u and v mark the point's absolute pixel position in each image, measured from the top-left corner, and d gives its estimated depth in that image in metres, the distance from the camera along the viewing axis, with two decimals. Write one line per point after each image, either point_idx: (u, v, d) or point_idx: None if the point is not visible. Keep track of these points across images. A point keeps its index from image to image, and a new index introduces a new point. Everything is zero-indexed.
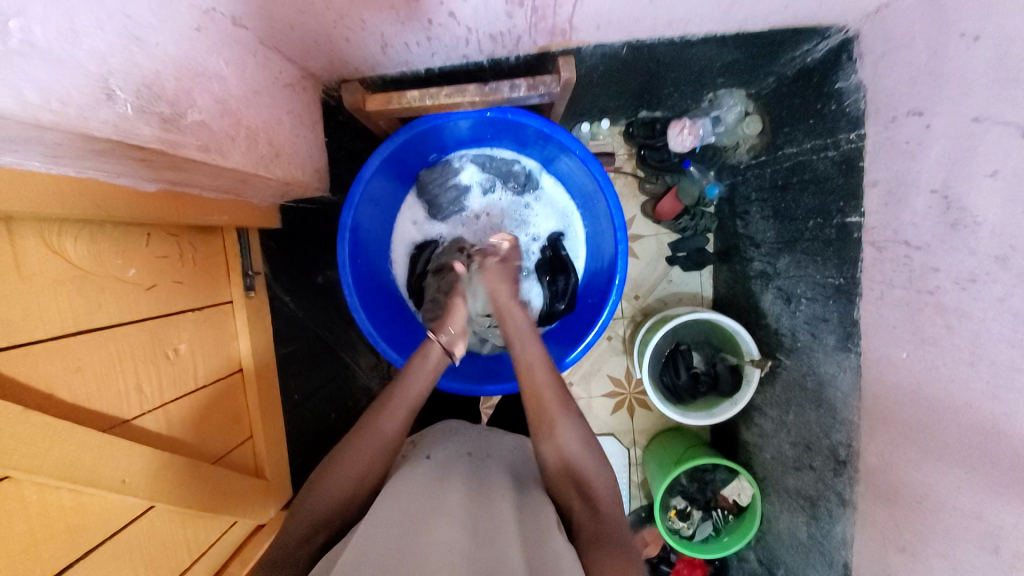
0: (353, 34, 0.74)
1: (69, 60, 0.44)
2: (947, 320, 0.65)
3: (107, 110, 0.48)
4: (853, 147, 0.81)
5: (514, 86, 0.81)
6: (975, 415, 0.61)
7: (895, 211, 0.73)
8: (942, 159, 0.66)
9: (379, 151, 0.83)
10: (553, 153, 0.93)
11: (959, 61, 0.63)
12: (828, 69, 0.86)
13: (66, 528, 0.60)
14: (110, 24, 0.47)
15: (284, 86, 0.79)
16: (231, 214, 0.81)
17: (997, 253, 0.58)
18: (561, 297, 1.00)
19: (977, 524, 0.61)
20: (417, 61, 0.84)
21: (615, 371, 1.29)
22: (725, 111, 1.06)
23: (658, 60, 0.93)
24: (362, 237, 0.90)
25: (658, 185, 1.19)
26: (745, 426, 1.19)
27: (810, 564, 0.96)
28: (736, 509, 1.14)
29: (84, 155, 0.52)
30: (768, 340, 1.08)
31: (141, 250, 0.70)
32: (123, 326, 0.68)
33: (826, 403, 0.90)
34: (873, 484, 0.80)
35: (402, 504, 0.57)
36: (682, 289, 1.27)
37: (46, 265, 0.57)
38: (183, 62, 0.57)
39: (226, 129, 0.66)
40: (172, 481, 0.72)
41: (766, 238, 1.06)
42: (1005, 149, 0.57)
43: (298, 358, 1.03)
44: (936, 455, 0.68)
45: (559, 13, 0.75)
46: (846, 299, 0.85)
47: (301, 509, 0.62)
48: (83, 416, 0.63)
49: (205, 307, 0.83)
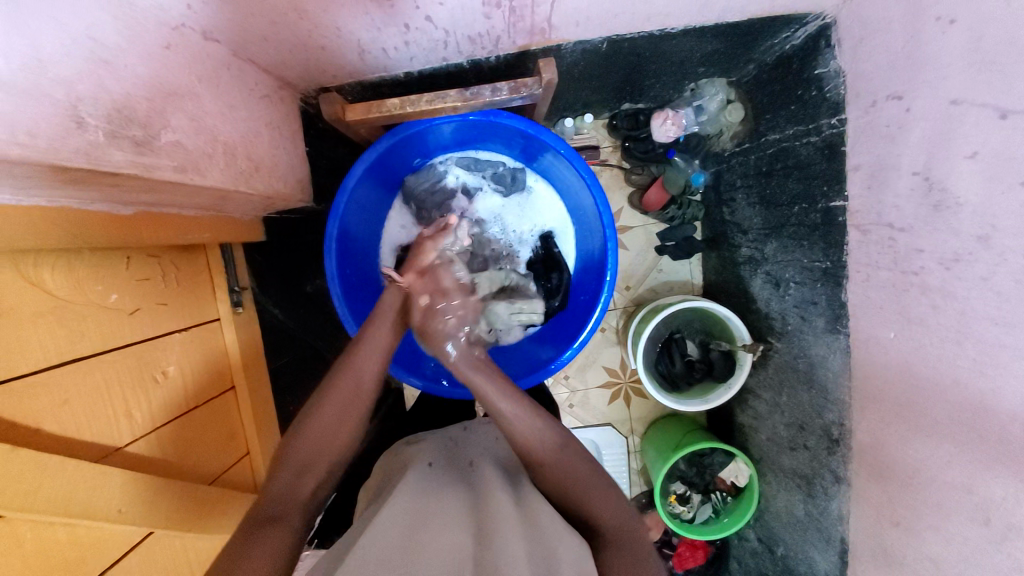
0: (328, 42, 0.73)
1: (35, 91, 0.42)
2: (932, 301, 0.66)
3: (77, 138, 0.47)
4: (835, 132, 0.82)
5: (495, 89, 0.80)
6: (963, 393, 0.62)
7: (879, 194, 0.74)
8: (922, 141, 0.66)
9: (362, 159, 0.82)
10: (537, 151, 0.92)
11: (936, 44, 0.63)
12: (807, 54, 0.86)
13: (65, 561, 0.60)
14: (74, 49, 0.45)
15: (260, 98, 0.77)
16: (213, 231, 0.80)
17: (978, 232, 0.58)
18: (555, 294, 1.00)
19: (968, 496, 0.62)
20: (395, 65, 0.82)
21: (610, 362, 1.30)
22: (708, 100, 1.06)
23: (638, 53, 0.92)
24: (349, 244, 0.89)
25: (645, 175, 1.19)
26: (740, 410, 1.20)
27: (808, 542, 0.99)
28: (735, 491, 1.17)
29: (57, 185, 0.50)
30: (759, 324, 1.09)
31: (121, 273, 0.69)
32: (108, 353, 0.66)
33: (818, 385, 0.92)
34: (867, 462, 0.81)
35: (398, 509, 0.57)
36: (672, 277, 1.27)
37: (25, 297, 0.56)
38: (154, 81, 0.56)
39: (203, 147, 0.64)
40: (168, 505, 0.71)
41: (753, 224, 1.07)
42: (983, 131, 0.57)
43: (291, 370, 1.02)
44: (925, 432, 0.69)
45: (538, 13, 0.74)
46: (833, 282, 0.86)
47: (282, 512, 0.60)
48: (76, 448, 0.62)
49: (192, 326, 0.82)
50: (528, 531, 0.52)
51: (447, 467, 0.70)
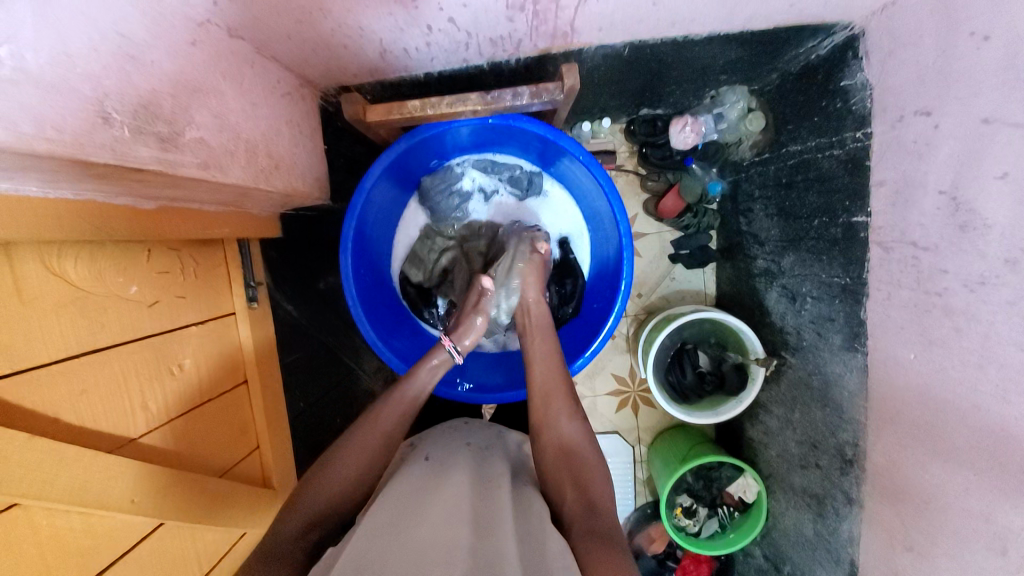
0: (351, 41, 0.73)
1: (64, 86, 0.43)
2: (955, 323, 0.65)
3: (103, 133, 0.47)
4: (859, 145, 0.80)
5: (516, 94, 0.80)
6: (984, 419, 0.61)
7: (903, 212, 0.72)
8: (950, 160, 0.65)
9: (380, 160, 0.82)
10: (555, 156, 0.92)
11: (969, 60, 0.62)
12: (834, 66, 0.84)
13: (77, 549, 0.61)
14: (103, 45, 0.46)
15: (282, 97, 0.78)
16: (231, 226, 0.80)
17: (1007, 256, 0.57)
18: (568, 301, 0.99)
19: (986, 525, 0.61)
20: (416, 66, 0.82)
21: (619, 369, 1.29)
22: (728, 108, 1.05)
23: (660, 59, 0.91)
24: (365, 244, 0.89)
25: (660, 182, 1.18)
26: (750, 423, 1.19)
27: (816, 560, 0.97)
28: (742, 506, 1.16)
29: (81, 179, 0.50)
30: (773, 338, 1.08)
31: (141, 266, 0.69)
32: (126, 345, 0.67)
33: (833, 402, 0.90)
34: (881, 484, 0.80)
35: (402, 506, 0.57)
36: (686, 286, 1.26)
37: (48, 287, 0.56)
38: (178, 77, 0.56)
39: (224, 144, 0.64)
40: (181, 496, 0.72)
41: (770, 236, 1.05)
42: (1016, 152, 0.56)
43: (302, 367, 1.02)
44: (944, 456, 0.68)
45: (561, 16, 0.74)
46: (852, 299, 0.84)
47: (291, 514, 0.59)
48: (90, 438, 0.62)
49: (208, 319, 0.83)
50: (534, 539, 0.52)
51: (449, 454, 0.70)
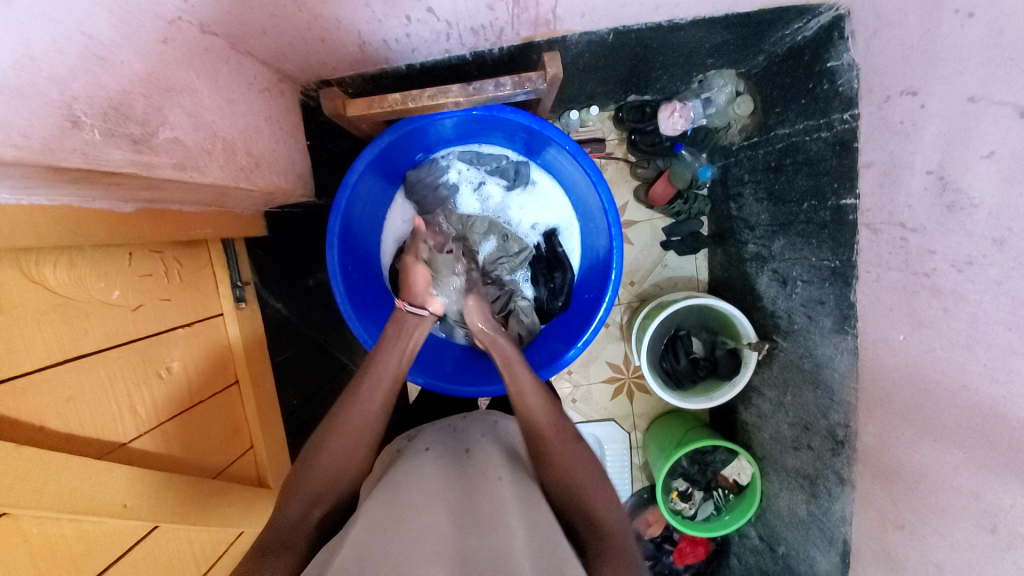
0: (328, 34, 0.72)
1: (29, 90, 0.41)
2: (944, 303, 0.65)
3: (73, 137, 0.46)
4: (846, 127, 0.80)
5: (499, 84, 0.79)
6: (972, 398, 0.61)
7: (891, 193, 0.72)
8: (936, 140, 0.64)
9: (363, 154, 0.81)
10: (540, 146, 0.91)
11: (953, 38, 0.61)
12: (819, 47, 0.83)
13: (71, 556, 0.61)
14: (69, 46, 0.44)
15: (260, 92, 0.76)
16: (214, 226, 0.79)
17: (993, 235, 0.57)
18: (558, 295, 1.00)
19: (975, 502, 0.61)
20: (396, 57, 0.81)
21: (613, 357, 1.29)
22: (716, 92, 1.04)
23: (645, 44, 0.90)
24: (351, 238, 0.88)
25: (650, 169, 1.17)
26: (744, 407, 1.20)
27: (810, 541, 0.98)
28: (736, 488, 1.17)
29: (56, 183, 0.50)
30: (765, 322, 1.08)
31: (123, 269, 0.68)
32: (112, 350, 0.67)
33: (824, 385, 0.91)
34: (872, 464, 0.81)
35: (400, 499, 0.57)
36: (678, 272, 1.26)
37: (25, 294, 0.55)
38: (150, 77, 0.55)
39: (201, 143, 0.63)
40: (173, 498, 0.72)
41: (760, 221, 1.05)
42: (1001, 130, 0.55)
43: (293, 366, 1.02)
44: (933, 436, 0.68)
45: (542, 3, 0.72)
46: (842, 281, 0.84)
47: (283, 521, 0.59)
48: (78, 444, 0.62)
49: (196, 322, 0.82)
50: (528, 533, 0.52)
51: (446, 451, 0.69)
